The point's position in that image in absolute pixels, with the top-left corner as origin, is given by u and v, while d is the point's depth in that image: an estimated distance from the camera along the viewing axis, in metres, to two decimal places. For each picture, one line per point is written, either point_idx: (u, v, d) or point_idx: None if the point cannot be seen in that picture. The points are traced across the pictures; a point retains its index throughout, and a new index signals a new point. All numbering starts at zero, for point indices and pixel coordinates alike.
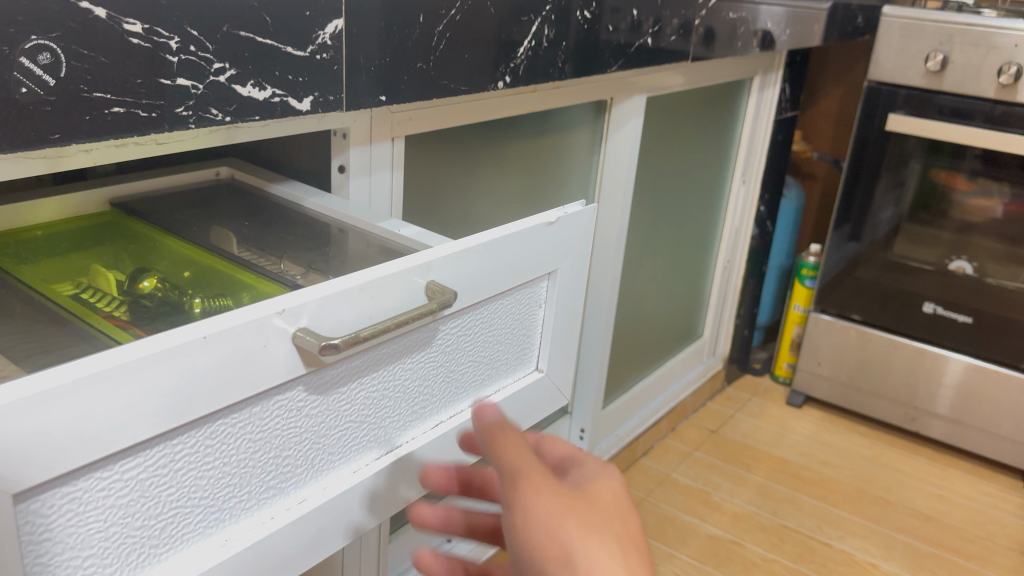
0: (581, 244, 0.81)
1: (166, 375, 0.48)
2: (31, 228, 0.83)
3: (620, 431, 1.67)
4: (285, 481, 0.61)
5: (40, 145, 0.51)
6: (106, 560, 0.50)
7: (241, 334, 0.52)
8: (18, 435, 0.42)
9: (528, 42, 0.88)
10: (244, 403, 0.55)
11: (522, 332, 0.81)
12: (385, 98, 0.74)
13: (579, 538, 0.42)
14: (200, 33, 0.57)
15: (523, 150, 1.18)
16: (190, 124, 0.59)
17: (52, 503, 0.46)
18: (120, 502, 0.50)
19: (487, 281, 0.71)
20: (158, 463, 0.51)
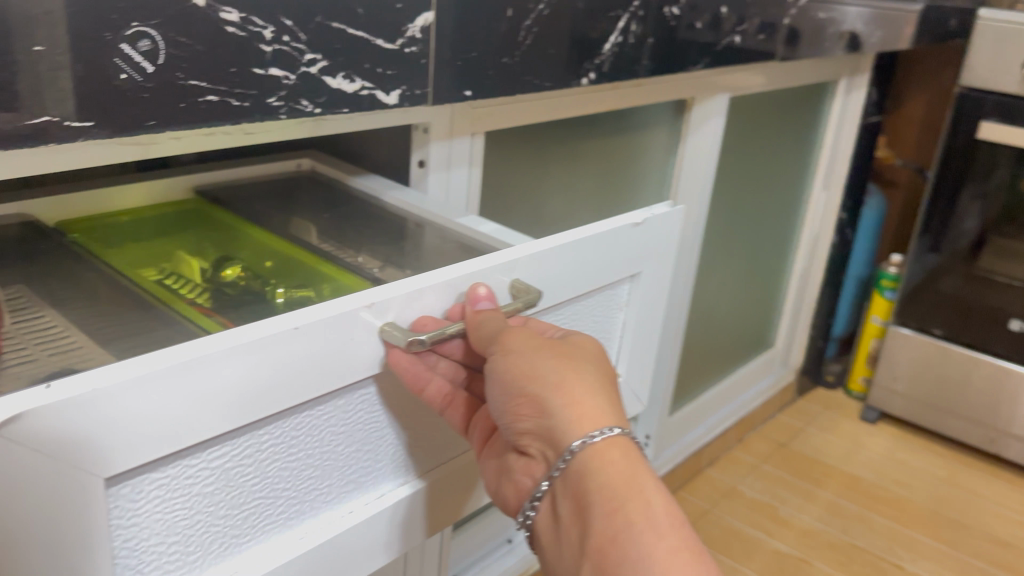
0: (666, 248, 0.80)
1: (258, 364, 0.49)
2: (117, 214, 0.84)
3: (683, 440, 1.64)
4: (357, 476, 0.62)
5: (136, 131, 0.52)
6: (189, 547, 0.51)
7: (331, 327, 0.52)
8: (115, 424, 0.42)
9: (614, 38, 0.86)
10: (328, 396, 0.56)
11: (601, 333, 0.80)
12: (468, 93, 0.73)
13: (550, 362, 0.58)
14: (294, 23, 0.57)
15: (601, 150, 1.16)
16: (280, 115, 0.59)
17: (142, 490, 0.47)
18: (205, 490, 0.50)
19: (570, 282, 0.70)
20: (244, 452, 0.52)
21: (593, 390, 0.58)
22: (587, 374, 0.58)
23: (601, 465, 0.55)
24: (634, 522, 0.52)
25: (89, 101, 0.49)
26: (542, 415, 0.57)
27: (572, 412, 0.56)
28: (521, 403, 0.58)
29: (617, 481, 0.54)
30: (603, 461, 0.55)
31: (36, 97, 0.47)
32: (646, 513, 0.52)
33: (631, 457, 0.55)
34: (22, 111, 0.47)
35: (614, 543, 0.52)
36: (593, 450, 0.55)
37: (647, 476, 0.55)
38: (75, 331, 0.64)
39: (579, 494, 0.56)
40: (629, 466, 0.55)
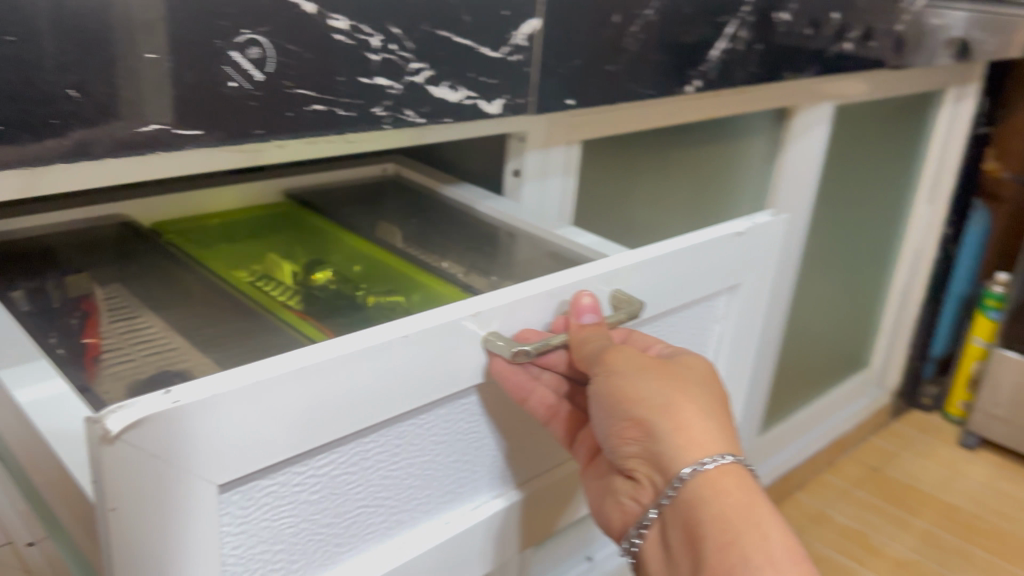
0: (766, 257, 0.75)
1: (368, 372, 0.47)
2: (212, 215, 0.85)
3: (775, 461, 1.57)
4: (457, 486, 0.60)
5: (244, 140, 0.51)
6: (293, 554, 0.50)
7: (436, 337, 0.50)
8: (227, 429, 0.41)
9: (721, 44, 0.83)
10: (433, 405, 0.54)
11: (697, 347, 0.76)
12: (572, 101, 0.71)
13: (657, 385, 0.55)
14: (402, 31, 0.57)
15: (700, 159, 1.12)
16: (384, 125, 0.59)
17: (249, 498, 0.45)
18: (311, 497, 0.49)
19: (673, 290, 0.67)
20: (352, 461, 0.50)
21: (701, 413, 0.55)
22: (694, 395, 0.56)
23: (714, 495, 0.52)
24: (751, 557, 0.49)
25: (198, 110, 0.49)
26: (648, 439, 0.55)
27: (681, 437, 0.54)
28: (626, 426, 0.56)
29: (731, 514, 0.51)
30: (716, 491, 0.52)
31: (147, 105, 0.47)
32: (765, 549, 0.50)
33: (746, 488, 0.53)
34: (133, 119, 0.47)
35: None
36: (705, 478, 0.53)
37: (763, 509, 0.52)
38: (176, 338, 0.64)
39: (690, 525, 0.53)
40: (743, 497, 0.52)
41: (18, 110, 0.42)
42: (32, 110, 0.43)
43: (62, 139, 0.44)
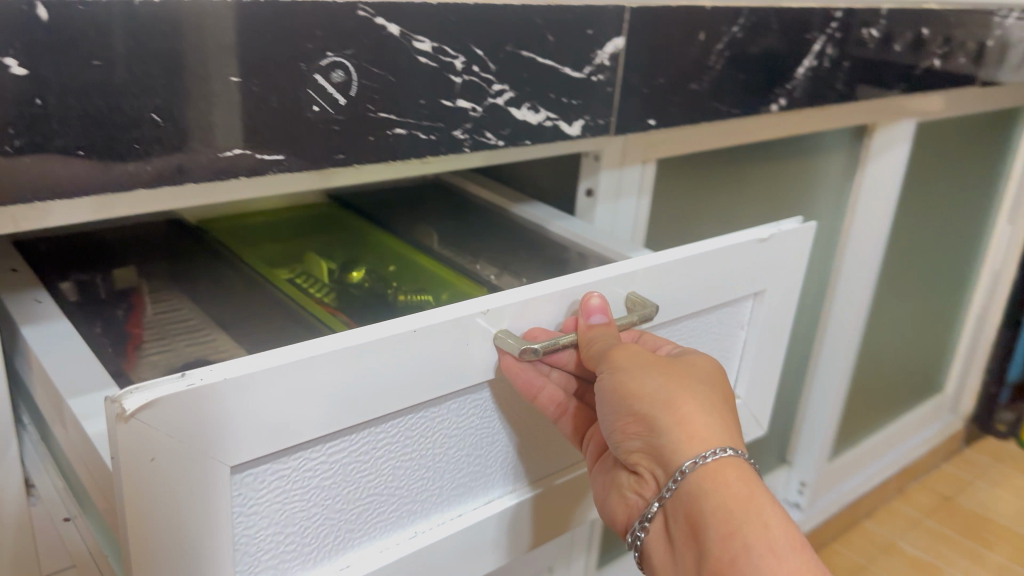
0: (794, 265, 0.71)
1: (377, 364, 0.46)
2: (254, 218, 0.91)
3: (843, 488, 1.51)
4: (472, 480, 0.58)
5: (326, 164, 0.51)
6: (305, 540, 0.48)
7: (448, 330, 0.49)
8: (244, 414, 0.41)
9: (807, 62, 0.80)
10: (446, 397, 0.52)
11: (720, 354, 0.73)
12: (654, 121, 0.69)
13: (659, 380, 0.53)
14: (485, 52, 0.55)
15: (777, 176, 1.07)
16: (465, 148, 0.57)
17: (260, 483, 0.45)
18: (324, 483, 0.48)
19: (696, 295, 0.64)
20: (366, 447, 0.49)
21: (709, 412, 0.53)
22: (701, 394, 0.53)
23: (714, 486, 0.50)
24: (752, 546, 0.47)
25: (280, 134, 0.48)
26: (651, 433, 0.53)
27: (683, 432, 0.52)
28: (629, 422, 0.53)
29: (732, 503, 0.49)
30: (716, 481, 0.50)
31: (230, 130, 0.46)
32: (769, 540, 0.47)
33: (747, 480, 0.50)
34: (215, 143, 0.46)
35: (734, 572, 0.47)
36: (706, 471, 0.50)
37: (766, 499, 0.49)
38: None
39: (692, 519, 0.50)
40: (744, 488, 0.50)
41: (104, 135, 0.42)
42: (117, 134, 0.42)
43: (145, 164, 0.44)
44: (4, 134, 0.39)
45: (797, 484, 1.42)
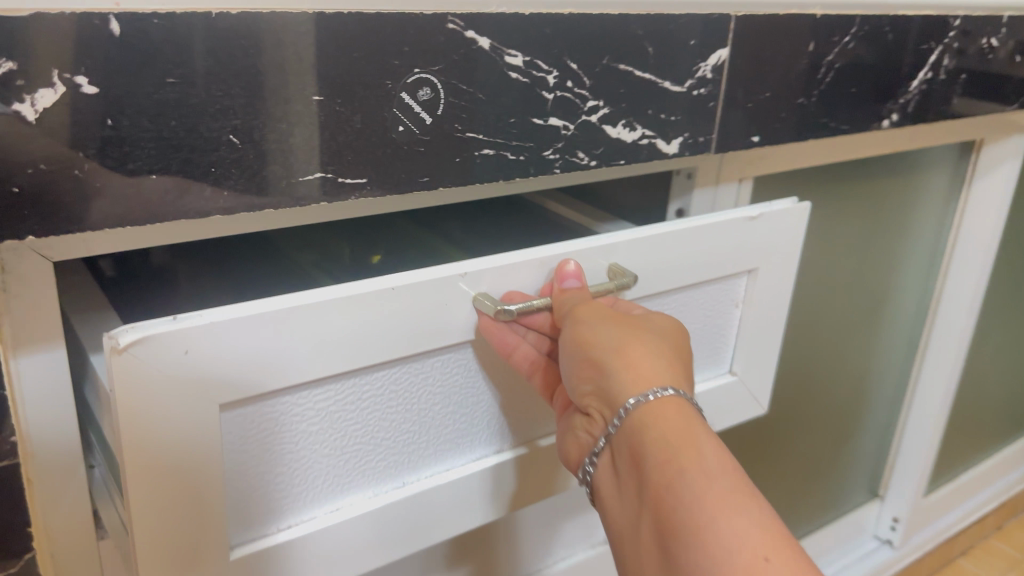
0: (788, 245, 0.67)
1: (354, 318, 0.46)
2: None
3: (938, 525, 1.41)
4: (463, 437, 0.58)
5: (410, 188, 0.47)
6: (294, 482, 0.50)
7: (422, 291, 0.49)
8: (228, 353, 0.43)
9: (924, 73, 0.74)
10: (430, 353, 0.53)
11: (712, 330, 0.69)
12: (757, 139, 0.63)
13: (613, 330, 0.50)
14: (580, 66, 0.51)
15: (878, 194, 1.00)
16: (555, 169, 0.53)
17: (243, 423, 0.46)
18: (310, 429, 0.49)
19: (683, 267, 0.61)
20: (352, 396, 0.50)
21: (659, 357, 0.49)
22: (657, 343, 0.50)
23: (654, 422, 0.45)
24: (688, 469, 0.42)
25: (362, 157, 0.45)
26: (601, 377, 0.49)
27: (630, 373, 0.48)
28: (579, 367, 0.51)
29: (671, 434, 0.44)
30: (656, 418, 0.46)
31: (311, 153, 0.43)
32: (707, 471, 0.42)
33: (691, 416, 0.46)
34: (294, 166, 0.43)
35: (672, 507, 0.42)
36: (647, 408, 0.46)
37: (707, 431, 0.45)
38: None
39: (633, 458, 0.46)
40: (686, 424, 0.45)
41: (179, 159, 0.39)
42: (193, 157, 0.40)
43: (220, 189, 0.41)
44: (74, 158, 0.37)
45: (890, 521, 1.33)
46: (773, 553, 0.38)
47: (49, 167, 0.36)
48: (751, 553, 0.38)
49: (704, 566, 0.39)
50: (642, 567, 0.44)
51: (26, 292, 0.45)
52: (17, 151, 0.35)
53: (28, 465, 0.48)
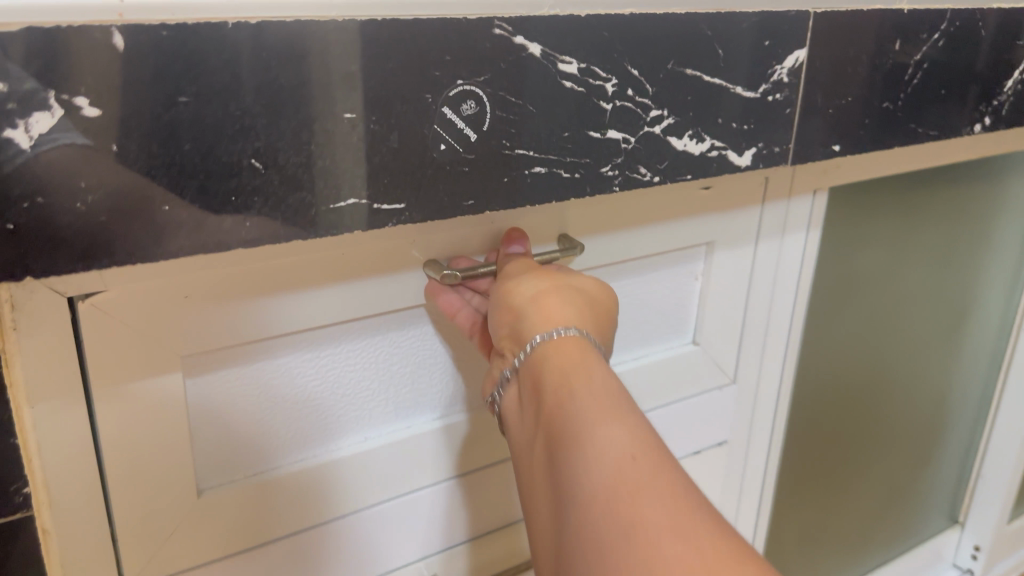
0: (746, 217, 0.69)
1: (308, 280, 0.49)
2: None
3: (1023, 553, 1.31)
4: (424, 400, 0.60)
5: (453, 213, 0.42)
6: (258, 431, 0.53)
7: (369, 258, 0.51)
8: (184, 308, 0.45)
9: (1019, 73, 0.67)
10: (385, 316, 0.55)
11: (674, 302, 0.70)
12: (838, 148, 0.57)
13: (532, 281, 0.49)
14: (642, 72, 0.46)
15: (961, 201, 0.92)
16: (614, 187, 0.48)
17: (201, 374, 0.49)
18: (271, 383, 0.52)
19: (639, 237, 0.63)
20: (311, 353, 0.53)
21: (572, 301, 0.47)
22: (576, 292, 0.48)
23: (553, 354, 0.43)
24: (577, 391, 0.40)
25: (401, 179, 0.40)
26: (514, 320, 0.47)
27: (539, 313, 0.46)
28: (500, 313, 0.49)
29: (567, 362, 0.42)
30: (556, 352, 0.43)
31: (343, 176, 0.39)
32: (594, 390, 0.40)
33: (590, 350, 0.44)
34: (326, 191, 0.38)
35: (559, 423, 0.39)
36: (549, 343, 0.44)
37: (603, 364, 0.43)
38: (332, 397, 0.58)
39: (534, 389, 0.44)
40: (583, 356, 0.43)
41: (194, 186, 0.35)
42: (210, 184, 0.35)
43: (241, 219, 0.37)
44: (75, 189, 0.33)
45: (971, 548, 1.24)
46: (640, 454, 0.36)
47: (46, 200, 0.32)
48: (620, 454, 0.36)
49: (575, 472, 0.37)
50: (531, 491, 0.41)
51: (40, 332, 0.41)
52: (10, 184, 0.31)
53: (41, 515, 0.45)
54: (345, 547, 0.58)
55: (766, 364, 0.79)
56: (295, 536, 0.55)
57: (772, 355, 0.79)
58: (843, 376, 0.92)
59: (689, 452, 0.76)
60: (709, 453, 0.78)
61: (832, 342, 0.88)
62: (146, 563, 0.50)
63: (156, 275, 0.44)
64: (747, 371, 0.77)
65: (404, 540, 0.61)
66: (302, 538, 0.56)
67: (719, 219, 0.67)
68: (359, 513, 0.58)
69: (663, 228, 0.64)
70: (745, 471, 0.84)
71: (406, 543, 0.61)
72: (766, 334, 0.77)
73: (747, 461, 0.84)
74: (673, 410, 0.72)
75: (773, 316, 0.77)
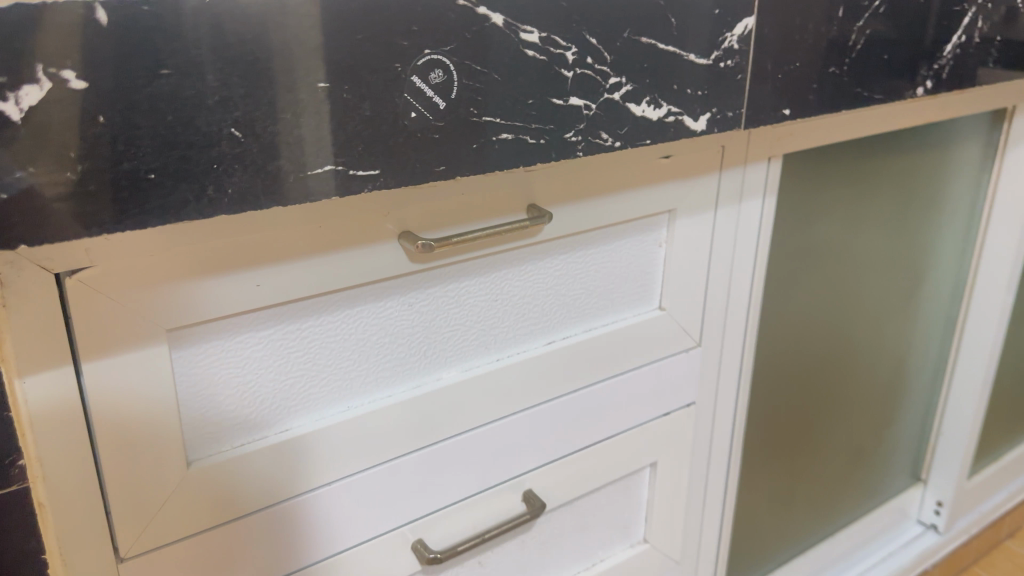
0: (704, 184, 0.72)
1: (287, 252, 0.51)
2: None
3: (984, 507, 1.36)
4: (406, 367, 0.61)
5: (425, 178, 0.45)
6: (243, 403, 0.54)
7: (346, 231, 0.52)
8: (168, 282, 0.47)
9: (958, 37, 0.70)
10: (363, 288, 0.56)
11: (641, 269, 0.73)
12: (788, 113, 0.60)
13: None
14: (600, 41, 0.48)
15: (912, 166, 0.96)
16: (578, 152, 0.50)
17: (188, 348, 0.51)
18: (257, 354, 0.54)
19: (603, 204, 0.65)
20: (293, 326, 0.54)
21: None
22: None
23: None
24: None
25: (374, 146, 0.42)
26: None
27: None
28: None
29: None
30: None
31: (319, 144, 0.41)
32: None
33: None
34: (301, 160, 0.40)
35: None
36: None
37: None
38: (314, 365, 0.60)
39: None
40: None
41: (177, 156, 0.37)
42: (191, 154, 0.37)
43: (223, 188, 0.39)
44: (64, 158, 0.34)
45: (934, 504, 1.29)
46: None
47: (37, 171, 0.34)
48: None
49: None
50: None
51: (28, 306, 0.43)
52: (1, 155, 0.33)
53: (37, 489, 0.46)
54: (332, 516, 0.60)
55: (729, 327, 0.82)
56: (284, 505, 0.57)
57: (734, 319, 0.82)
58: (807, 339, 0.95)
59: (658, 414, 0.79)
60: (679, 415, 0.81)
61: (794, 306, 0.91)
62: (140, 533, 0.51)
63: (140, 251, 0.45)
64: (711, 335, 0.80)
65: (391, 510, 0.63)
66: (290, 506, 0.57)
67: (680, 187, 0.70)
68: (344, 482, 0.59)
69: (628, 196, 0.66)
70: (715, 431, 0.87)
71: (391, 513, 0.63)
72: (727, 297, 0.80)
73: (715, 422, 0.86)
74: (642, 373, 0.75)
75: (734, 280, 0.80)
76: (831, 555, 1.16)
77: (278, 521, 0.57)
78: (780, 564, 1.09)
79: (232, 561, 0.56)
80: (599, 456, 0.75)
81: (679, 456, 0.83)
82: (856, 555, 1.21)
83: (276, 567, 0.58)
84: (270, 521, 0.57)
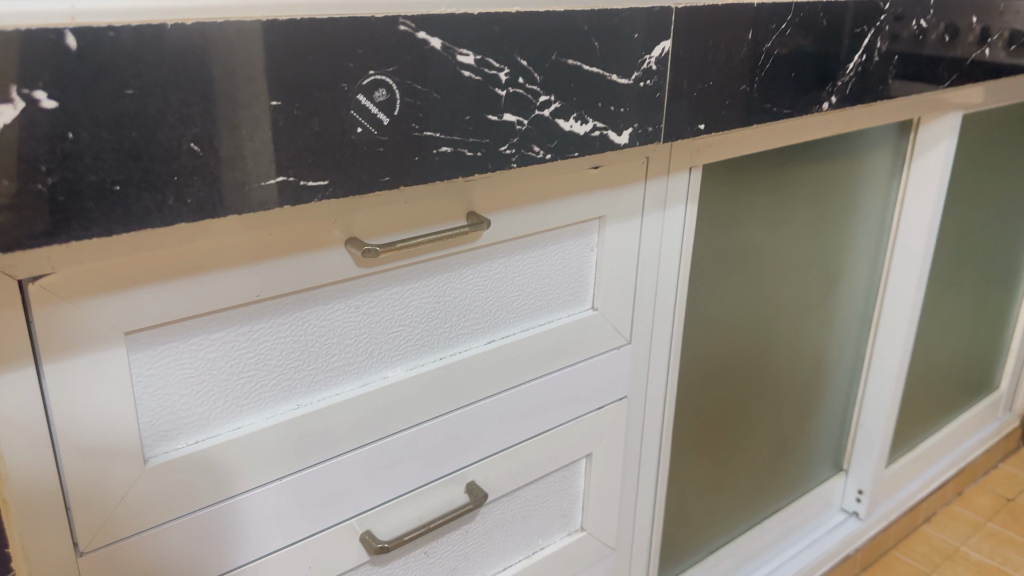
0: (631, 192, 0.77)
1: (238, 259, 0.54)
2: None
3: (901, 494, 1.44)
4: (352, 367, 0.65)
5: (371, 187, 0.48)
6: (196, 401, 0.57)
7: (294, 238, 0.56)
8: (126, 287, 0.50)
9: (859, 56, 0.77)
10: (312, 292, 0.60)
11: (574, 271, 0.77)
12: (703, 126, 0.65)
13: None
14: (530, 62, 0.53)
15: (825, 174, 1.03)
16: (512, 164, 0.55)
17: (144, 350, 0.53)
18: (210, 355, 0.56)
19: (537, 211, 0.69)
20: (243, 328, 0.57)
21: None
22: None
23: None
24: None
25: (322, 159, 0.46)
26: None
27: None
28: None
29: None
30: None
31: (270, 157, 0.44)
32: None
33: None
34: (255, 171, 0.44)
35: None
36: None
37: None
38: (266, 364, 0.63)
39: None
40: None
41: (141, 168, 0.40)
42: (154, 166, 0.40)
43: (183, 197, 0.42)
44: (36, 172, 0.37)
45: (855, 492, 1.36)
46: None
47: (10, 184, 0.37)
48: None
49: None
50: None
51: None
52: None
53: None
54: (282, 509, 0.63)
55: (657, 325, 0.87)
56: (238, 499, 0.60)
57: (662, 317, 0.87)
58: (732, 335, 1.01)
59: (592, 408, 0.83)
60: (613, 409, 0.86)
61: (718, 305, 0.97)
62: (99, 528, 0.54)
63: (99, 259, 0.48)
64: (641, 333, 0.86)
65: (339, 503, 0.66)
66: (244, 500, 0.60)
67: (609, 195, 0.75)
68: (293, 478, 0.62)
69: (560, 203, 0.71)
70: (646, 424, 0.92)
71: (339, 506, 0.66)
72: (656, 297, 0.85)
73: (646, 416, 0.92)
74: (576, 369, 0.80)
75: (661, 282, 0.85)
76: (759, 542, 1.23)
77: (232, 515, 0.60)
78: (710, 551, 1.15)
79: (188, 553, 0.59)
80: (537, 449, 0.80)
81: (612, 448, 0.88)
82: (782, 542, 1.28)
83: (230, 560, 0.61)
84: (224, 515, 0.59)
